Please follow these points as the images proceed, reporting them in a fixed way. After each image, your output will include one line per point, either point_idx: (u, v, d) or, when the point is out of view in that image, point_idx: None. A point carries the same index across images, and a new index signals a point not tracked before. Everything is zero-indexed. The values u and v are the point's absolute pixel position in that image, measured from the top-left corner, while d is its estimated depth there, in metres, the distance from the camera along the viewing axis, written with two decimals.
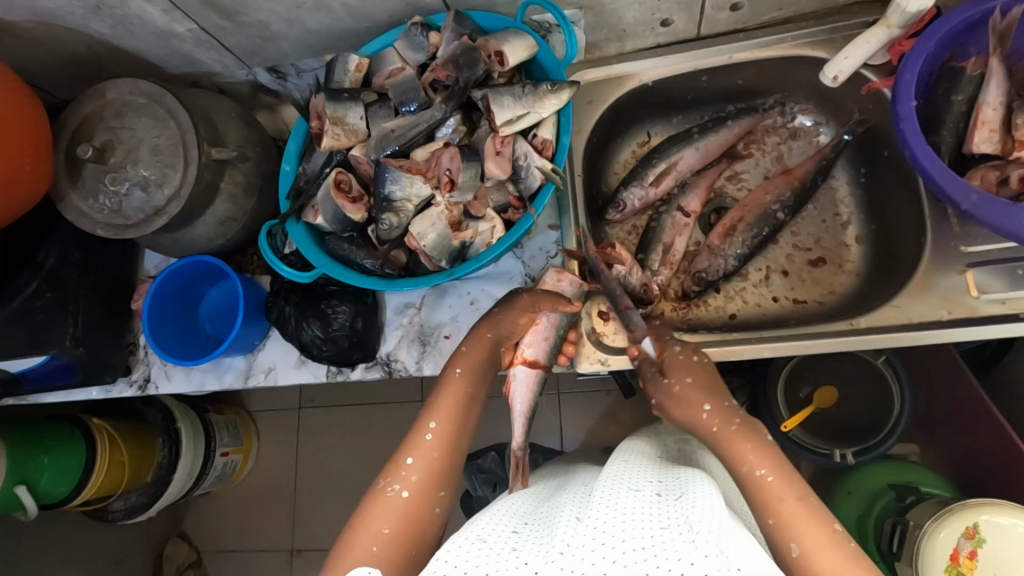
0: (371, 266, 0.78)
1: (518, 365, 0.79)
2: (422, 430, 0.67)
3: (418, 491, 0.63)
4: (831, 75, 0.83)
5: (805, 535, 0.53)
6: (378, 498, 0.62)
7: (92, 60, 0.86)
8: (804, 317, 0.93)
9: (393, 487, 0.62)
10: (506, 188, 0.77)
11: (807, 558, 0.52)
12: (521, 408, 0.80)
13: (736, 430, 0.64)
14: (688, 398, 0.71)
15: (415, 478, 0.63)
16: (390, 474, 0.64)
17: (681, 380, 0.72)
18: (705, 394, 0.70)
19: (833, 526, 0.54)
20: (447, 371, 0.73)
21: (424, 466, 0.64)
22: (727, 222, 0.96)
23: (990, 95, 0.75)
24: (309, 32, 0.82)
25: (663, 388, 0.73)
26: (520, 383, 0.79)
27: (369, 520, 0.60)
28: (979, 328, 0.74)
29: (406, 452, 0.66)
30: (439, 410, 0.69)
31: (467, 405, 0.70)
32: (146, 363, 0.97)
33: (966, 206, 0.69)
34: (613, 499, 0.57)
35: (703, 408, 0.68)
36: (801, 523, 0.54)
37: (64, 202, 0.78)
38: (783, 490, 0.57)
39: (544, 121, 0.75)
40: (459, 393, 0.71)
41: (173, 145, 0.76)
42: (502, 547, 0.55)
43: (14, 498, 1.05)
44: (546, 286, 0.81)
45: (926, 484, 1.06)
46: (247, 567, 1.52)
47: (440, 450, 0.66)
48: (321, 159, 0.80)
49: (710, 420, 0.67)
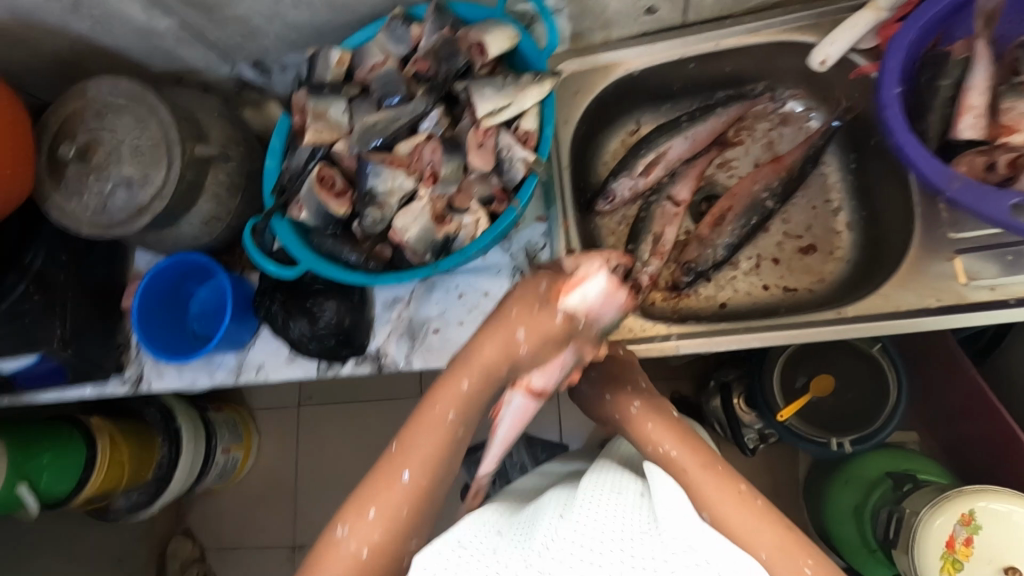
0: (356, 262, 0.77)
1: (518, 393, 0.67)
2: (395, 480, 0.65)
3: (378, 547, 0.63)
4: (819, 59, 0.80)
5: (715, 503, 0.59)
6: (332, 549, 0.63)
7: (74, 59, 0.86)
8: (794, 305, 0.92)
9: (349, 540, 0.63)
10: (490, 180, 0.74)
11: (717, 520, 0.58)
12: (503, 434, 0.70)
13: (637, 411, 0.69)
14: (596, 393, 0.73)
15: (375, 536, 0.63)
16: (350, 516, 0.64)
17: (587, 377, 0.74)
18: (607, 384, 0.72)
19: (740, 488, 0.59)
20: (438, 413, 0.67)
21: (386, 522, 0.63)
22: (717, 211, 0.95)
23: (977, 78, 0.74)
24: (289, 26, 0.81)
25: (577, 386, 0.76)
26: (513, 410, 0.68)
27: (322, 568, 0.62)
28: (970, 316, 0.73)
29: (370, 501, 0.64)
30: (419, 458, 0.66)
31: (446, 460, 0.67)
32: (139, 360, 0.96)
33: (949, 194, 0.68)
34: (596, 498, 0.58)
35: (605, 398, 0.72)
36: (711, 491, 0.60)
37: (48, 202, 0.77)
38: (687, 462, 0.62)
39: (526, 112, 0.74)
40: (446, 441, 0.67)
41: (155, 143, 0.76)
42: (484, 549, 0.56)
43: (15, 498, 1.05)
44: (581, 300, 0.62)
45: (924, 472, 1.06)
46: (250, 562, 1.53)
47: (409, 504, 0.64)
48: (304, 153, 0.77)
49: (612, 407, 0.71)
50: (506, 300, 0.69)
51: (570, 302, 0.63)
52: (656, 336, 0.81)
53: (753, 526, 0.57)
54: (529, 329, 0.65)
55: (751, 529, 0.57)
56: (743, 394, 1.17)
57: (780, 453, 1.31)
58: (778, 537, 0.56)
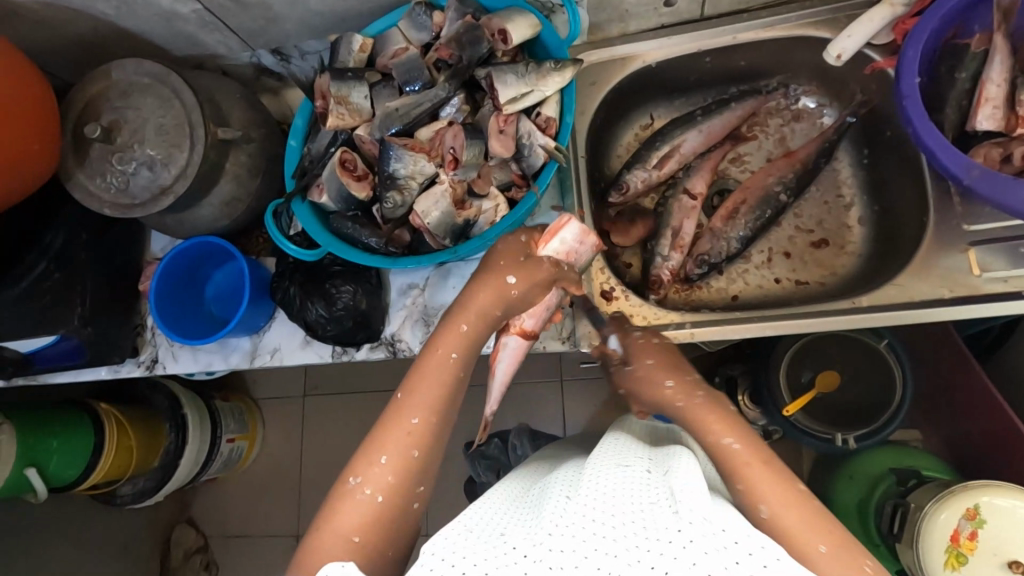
0: (376, 245, 0.78)
1: (512, 336, 0.74)
2: (404, 423, 0.62)
3: (393, 492, 0.59)
4: (835, 54, 0.80)
5: (772, 496, 0.56)
6: (347, 499, 0.59)
7: (97, 41, 0.87)
8: (806, 297, 0.93)
9: (364, 488, 0.59)
10: (509, 167, 0.77)
11: (776, 519, 0.55)
12: (502, 373, 0.77)
13: (701, 401, 0.66)
14: (651, 377, 0.70)
15: (389, 478, 0.60)
16: (361, 467, 0.61)
17: (642, 360, 0.72)
18: (667, 369, 0.70)
19: (800, 489, 0.56)
20: (440, 354, 0.66)
21: (400, 465, 0.60)
22: (731, 205, 0.96)
23: (994, 71, 0.75)
24: (312, 12, 0.82)
25: (624, 370, 0.73)
26: (509, 352, 0.75)
27: (335, 523, 0.58)
28: (981, 307, 0.74)
29: (380, 447, 0.61)
30: (426, 400, 0.64)
31: (453, 400, 0.65)
32: (154, 344, 0.97)
33: (967, 182, 0.69)
34: (603, 476, 0.58)
35: (666, 384, 0.69)
36: (769, 488, 0.57)
37: (71, 181, 0.78)
38: (747, 456, 0.59)
39: (547, 99, 0.75)
40: (449, 381, 0.65)
41: (178, 124, 0.77)
42: (490, 533, 0.55)
43: (25, 481, 1.07)
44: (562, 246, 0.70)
45: (926, 467, 1.07)
46: (253, 552, 1.53)
47: (419, 445, 0.62)
48: (326, 138, 0.80)
49: (674, 395, 0.68)
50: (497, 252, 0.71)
51: (551, 249, 0.70)
52: (670, 324, 0.82)
53: (807, 525, 0.54)
54: (521, 276, 0.69)
55: (803, 526, 0.53)
56: (748, 390, 1.17)
57: (785, 449, 1.31)
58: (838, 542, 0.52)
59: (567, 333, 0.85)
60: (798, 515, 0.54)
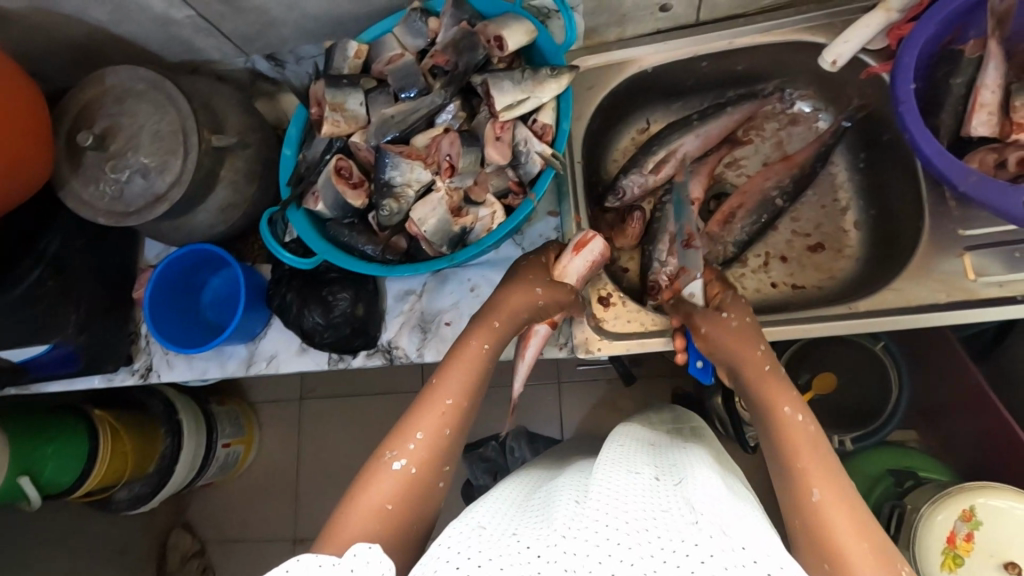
0: (372, 253, 0.78)
1: (544, 324, 0.78)
2: (438, 404, 0.66)
3: (425, 466, 0.62)
4: (831, 60, 0.81)
5: (828, 486, 0.55)
6: (381, 470, 0.61)
7: (90, 47, 0.86)
8: (803, 302, 0.93)
9: (398, 461, 0.62)
10: (506, 173, 0.76)
11: (824, 506, 0.53)
12: (528, 358, 0.81)
13: (770, 373, 0.67)
14: (750, 335, 0.72)
15: (423, 454, 0.63)
16: (397, 442, 0.63)
17: (743, 317, 0.74)
18: (758, 336, 0.72)
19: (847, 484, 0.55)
20: (474, 345, 0.72)
21: (433, 441, 0.64)
22: (727, 209, 0.95)
23: (989, 78, 0.75)
24: (308, 18, 0.82)
25: (716, 319, 0.74)
26: (537, 338, 0.80)
27: (369, 491, 0.60)
28: (977, 312, 0.74)
29: (415, 426, 0.64)
30: (458, 384, 0.68)
31: (480, 385, 0.69)
32: (149, 352, 0.97)
33: (964, 188, 0.69)
34: (614, 481, 0.58)
35: (760, 346, 0.70)
36: (821, 477, 0.55)
37: (65, 189, 0.78)
38: (803, 443, 0.59)
39: (543, 106, 0.75)
40: (479, 368, 0.70)
41: (173, 131, 0.76)
42: (502, 532, 0.55)
43: (18, 488, 1.06)
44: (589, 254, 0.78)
45: (923, 469, 1.07)
46: (249, 556, 1.52)
47: (450, 426, 0.65)
48: (321, 145, 0.79)
49: (764, 357, 0.69)
50: (523, 268, 0.78)
51: (580, 259, 0.78)
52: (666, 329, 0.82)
53: (852, 523, 0.52)
54: (547, 288, 0.76)
55: (845, 520, 0.52)
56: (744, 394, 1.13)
57: None
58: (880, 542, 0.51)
59: (565, 339, 0.85)
60: (848, 511, 0.53)
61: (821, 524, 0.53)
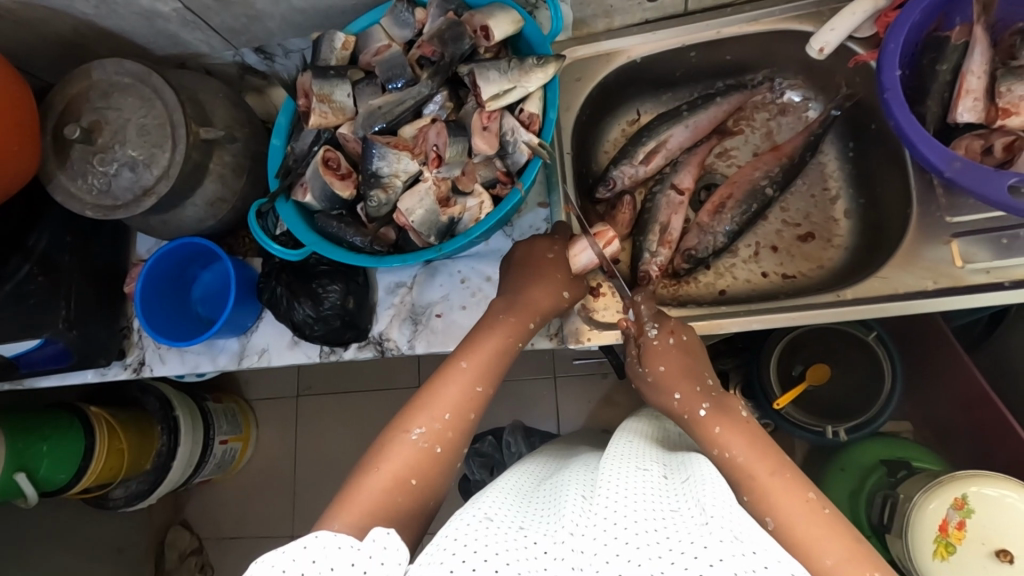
0: (360, 244, 0.77)
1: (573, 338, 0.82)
2: (468, 390, 0.69)
3: (449, 446, 0.66)
4: (818, 47, 0.81)
5: (782, 510, 0.59)
6: (407, 443, 0.64)
7: (77, 41, 0.86)
8: (791, 291, 0.94)
9: (423, 438, 0.65)
10: (494, 163, 0.76)
11: (782, 531, 0.58)
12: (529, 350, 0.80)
13: (706, 414, 0.69)
14: (663, 386, 0.74)
15: (448, 434, 0.66)
16: (423, 420, 0.66)
17: (656, 368, 0.75)
18: (679, 378, 0.73)
19: (808, 496, 0.60)
20: (508, 341, 0.74)
21: (459, 424, 0.67)
22: (716, 199, 0.96)
23: (975, 63, 0.75)
24: (295, 10, 0.82)
25: (641, 377, 0.76)
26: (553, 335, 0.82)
27: (393, 462, 0.63)
28: (964, 299, 0.75)
29: (444, 405, 0.67)
30: (488, 372, 0.71)
31: (496, 373, 0.72)
32: (141, 346, 0.97)
33: (949, 174, 0.69)
34: (623, 478, 0.58)
35: (673, 397, 0.72)
36: (776, 500, 0.60)
37: (52, 183, 0.78)
38: (755, 468, 0.63)
39: (530, 95, 0.75)
40: (506, 362, 0.74)
41: (160, 124, 0.76)
42: (508, 526, 0.55)
43: (14, 485, 1.06)
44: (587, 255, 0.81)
45: (917, 458, 1.07)
46: (248, 552, 1.52)
47: (475, 410, 0.69)
48: (309, 137, 0.80)
49: (681, 407, 0.71)
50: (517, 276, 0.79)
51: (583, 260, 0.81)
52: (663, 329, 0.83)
53: (826, 535, 0.56)
54: (573, 291, 0.80)
55: (814, 538, 0.56)
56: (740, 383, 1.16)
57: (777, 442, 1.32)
58: (842, 547, 0.55)
59: (555, 329, 0.85)
60: (805, 526, 0.57)
61: (792, 544, 0.57)
